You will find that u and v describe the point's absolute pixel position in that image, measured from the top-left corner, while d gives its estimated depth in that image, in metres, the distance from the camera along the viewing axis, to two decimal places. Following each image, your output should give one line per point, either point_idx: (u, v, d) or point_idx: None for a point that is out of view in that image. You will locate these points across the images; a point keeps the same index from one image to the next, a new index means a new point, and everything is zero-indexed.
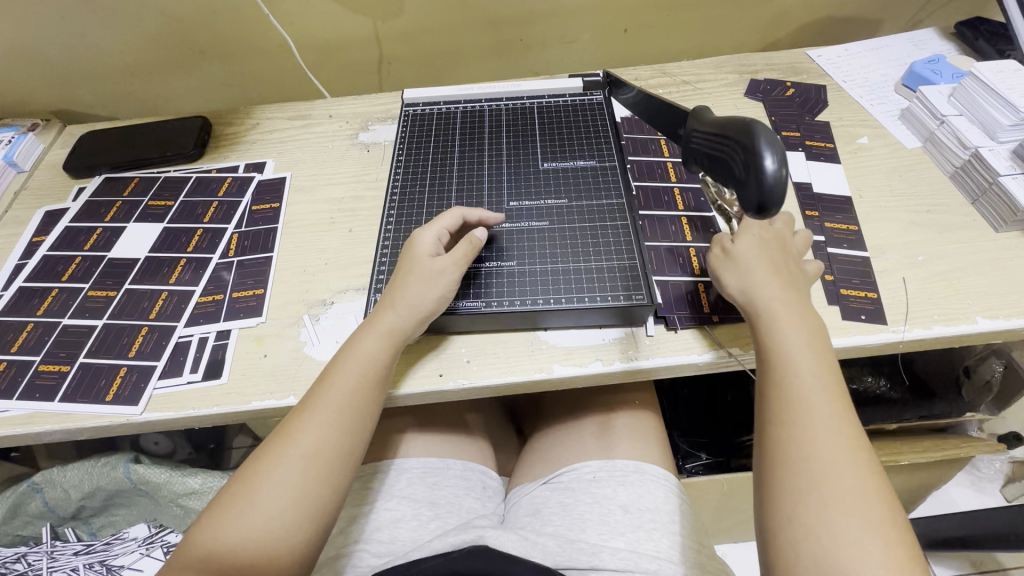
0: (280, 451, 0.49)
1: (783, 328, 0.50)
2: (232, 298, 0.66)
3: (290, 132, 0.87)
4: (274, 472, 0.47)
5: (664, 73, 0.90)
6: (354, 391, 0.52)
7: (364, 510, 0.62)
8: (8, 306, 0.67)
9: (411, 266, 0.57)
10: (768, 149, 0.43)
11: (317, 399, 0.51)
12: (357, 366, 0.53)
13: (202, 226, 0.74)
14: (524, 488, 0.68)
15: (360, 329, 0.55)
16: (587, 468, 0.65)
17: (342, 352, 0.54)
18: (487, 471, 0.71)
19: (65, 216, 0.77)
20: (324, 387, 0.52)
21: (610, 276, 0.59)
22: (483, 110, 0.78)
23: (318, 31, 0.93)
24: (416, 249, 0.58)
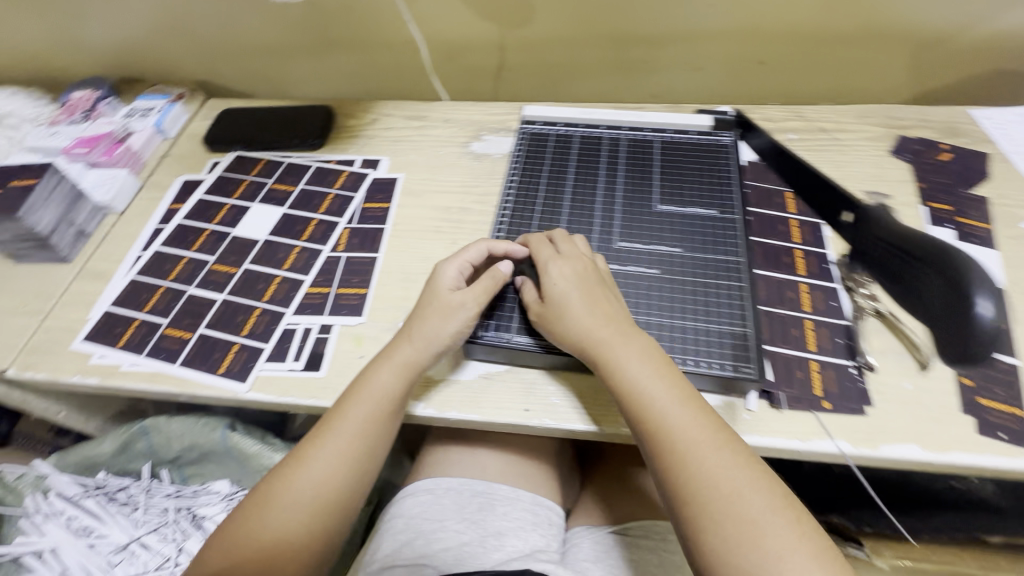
0: (298, 466, 0.55)
1: (645, 381, 0.52)
2: (337, 293, 0.69)
3: (407, 132, 0.89)
4: (297, 484, 0.54)
5: (799, 116, 0.84)
6: (370, 417, 0.56)
7: (435, 525, 0.65)
8: (146, 268, 0.74)
9: (436, 302, 0.60)
10: (979, 295, 0.53)
11: (336, 417, 0.56)
12: (371, 401, 0.56)
13: (318, 217, 0.78)
14: (588, 532, 0.69)
15: (375, 361, 0.59)
16: (658, 527, 0.68)
17: (359, 377, 0.58)
18: (554, 506, 0.71)
19: (201, 188, 0.84)
20: (342, 406, 0.57)
21: (719, 342, 0.56)
22: (602, 137, 0.76)
23: (446, 33, 0.93)
24: (439, 282, 0.61)
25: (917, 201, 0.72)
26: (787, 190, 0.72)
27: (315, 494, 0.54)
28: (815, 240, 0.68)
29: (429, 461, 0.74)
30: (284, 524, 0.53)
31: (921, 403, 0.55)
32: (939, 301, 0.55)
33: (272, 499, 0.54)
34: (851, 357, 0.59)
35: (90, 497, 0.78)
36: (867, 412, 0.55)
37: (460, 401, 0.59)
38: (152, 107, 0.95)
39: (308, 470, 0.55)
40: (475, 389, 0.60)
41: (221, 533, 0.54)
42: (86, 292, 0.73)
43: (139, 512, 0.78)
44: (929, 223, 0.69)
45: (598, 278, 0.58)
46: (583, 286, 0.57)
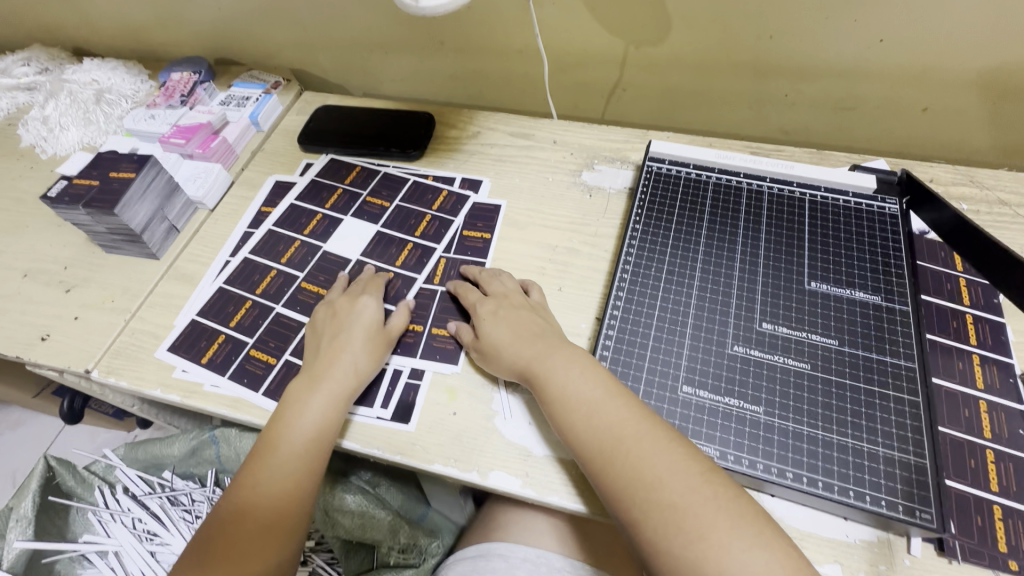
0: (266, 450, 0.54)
1: (579, 385, 0.51)
2: (430, 333, 0.64)
3: (512, 152, 0.82)
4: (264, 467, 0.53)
5: (972, 181, 0.71)
6: (337, 391, 0.56)
7: None
8: (235, 276, 0.71)
9: (342, 308, 0.63)
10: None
11: (297, 396, 0.56)
12: (312, 415, 0.55)
13: (414, 241, 0.72)
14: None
15: (310, 379, 0.57)
16: None
17: (311, 361, 0.59)
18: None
19: (293, 192, 0.79)
20: (302, 387, 0.57)
21: (888, 471, 0.47)
22: (742, 189, 0.66)
23: (564, 43, 0.85)
24: (355, 312, 0.62)
25: None
26: (962, 276, 0.62)
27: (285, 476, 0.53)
28: (997, 345, 0.57)
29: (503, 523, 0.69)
30: (254, 511, 0.51)
31: None
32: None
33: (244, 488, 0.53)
34: None
35: (156, 497, 0.77)
36: None
37: (565, 486, 0.52)
38: (249, 97, 0.91)
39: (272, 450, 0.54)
40: (580, 474, 0.53)
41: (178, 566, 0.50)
42: (172, 295, 0.70)
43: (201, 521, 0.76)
44: None
45: (529, 309, 0.60)
46: (516, 311, 0.59)
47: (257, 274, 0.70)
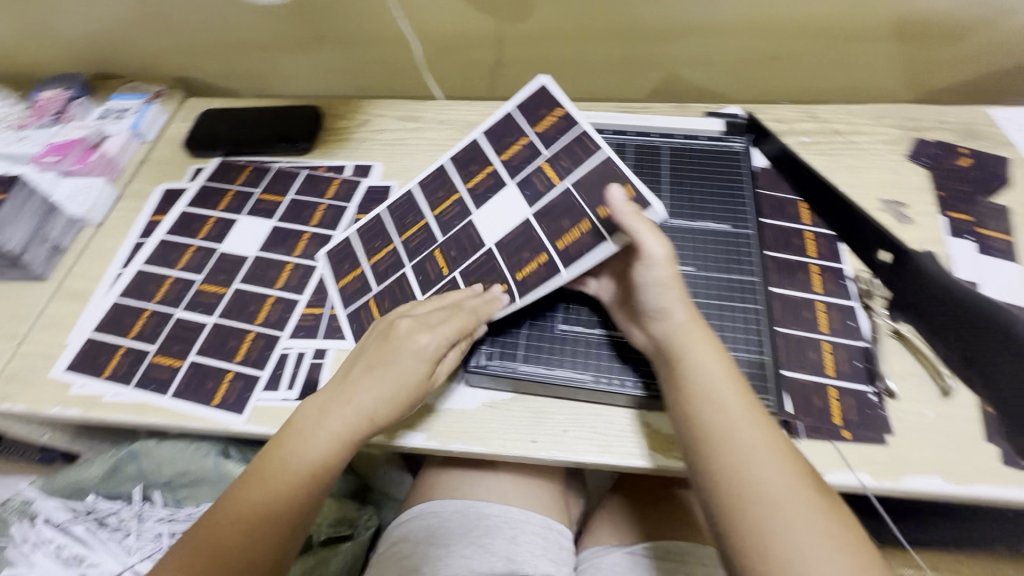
0: (270, 462, 0.52)
1: (721, 388, 0.47)
2: (331, 315, 0.65)
3: (401, 135, 0.84)
4: (261, 481, 0.52)
5: (812, 116, 0.80)
6: (356, 421, 0.53)
7: (444, 554, 0.64)
8: (331, 265, 0.68)
9: (399, 333, 0.54)
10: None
11: (313, 412, 0.54)
12: (323, 438, 0.52)
13: (592, 219, 0.56)
14: (607, 552, 0.68)
15: (330, 402, 0.54)
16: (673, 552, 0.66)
17: (348, 376, 0.55)
18: (564, 529, 0.70)
19: (450, 173, 0.68)
20: (320, 404, 0.54)
21: (736, 370, 0.54)
22: (608, 143, 0.72)
23: (440, 26, 0.88)
24: (403, 342, 0.53)
25: (936, 210, 0.69)
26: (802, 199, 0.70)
27: (283, 499, 0.52)
28: (831, 253, 0.65)
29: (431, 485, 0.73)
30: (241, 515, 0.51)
31: (945, 431, 0.53)
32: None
33: (240, 491, 0.52)
34: (871, 383, 0.56)
35: (81, 523, 0.76)
36: (888, 442, 0.53)
37: (467, 432, 0.57)
38: (129, 108, 0.89)
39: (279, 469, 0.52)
40: (479, 420, 0.57)
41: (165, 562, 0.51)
42: (64, 314, 0.69)
43: (130, 538, 0.74)
44: (948, 234, 0.66)
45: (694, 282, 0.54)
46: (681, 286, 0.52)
47: (433, 291, 0.61)
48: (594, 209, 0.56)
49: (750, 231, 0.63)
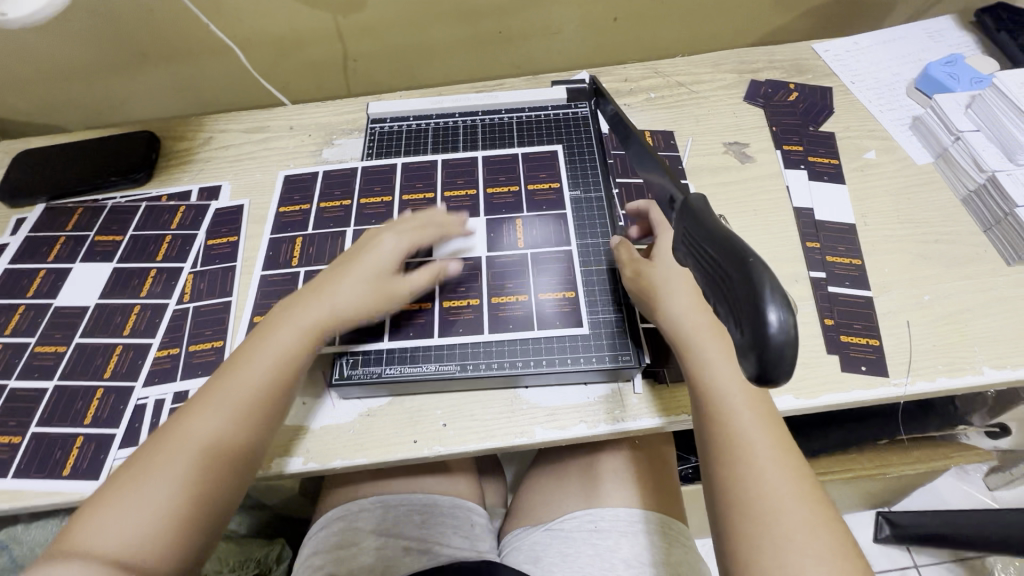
0: (190, 412, 0.48)
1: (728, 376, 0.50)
2: (188, 352, 0.61)
3: (248, 149, 0.79)
4: (218, 390, 0.49)
5: (656, 72, 0.82)
6: (334, 310, 0.54)
7: (354, 547, 0.64)
8: (258, 299, 0.64)
9: (365, 241, 0.59)
10: (770, 291, 0.26)
11: (290, 309, 0.55)
12: (296, 328, 0.53)
13: (531, 299, 0.59)
14: (526, 533, 0.70)
15: (304, 299, 0.55)
16: (588, 516, 0.66)
17: (319, 280, 0.57)
18: (474, 506, 0.72)
19: (354, 177, 0.71)
20: (298, 300, 0.55)
21: (595, 336, 0.57)
22: (458, 127, 0.73)
23: (272, 26, 0.83)
24: (374, 250, 0.57)
25: (772, 146, 0.73)
26: None
27: (265, 388, 0.51)
28: None
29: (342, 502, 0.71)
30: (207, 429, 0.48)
31: None
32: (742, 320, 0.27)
33: (159, 439, 0.47)
34: None
35: None
36: None
37: (344, 445, 0.55)
38: None
39: (203, 414, 0.48)
40: (358, 431, 0.55)
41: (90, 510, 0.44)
42: None
43: None
44: (784, 167, 0.71)
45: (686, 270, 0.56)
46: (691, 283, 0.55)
47: (275, 274, 0.65)
48: (538, 291, 0.60)
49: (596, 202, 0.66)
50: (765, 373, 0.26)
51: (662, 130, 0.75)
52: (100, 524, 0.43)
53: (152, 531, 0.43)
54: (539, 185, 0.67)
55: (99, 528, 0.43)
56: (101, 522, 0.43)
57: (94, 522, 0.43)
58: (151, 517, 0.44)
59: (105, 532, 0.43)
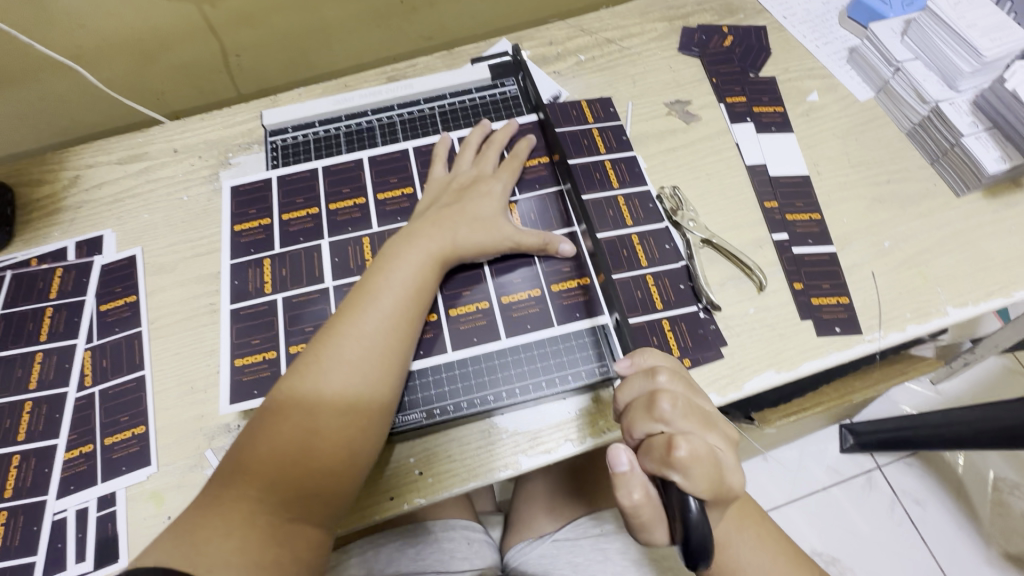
0: (304, 374, 0.45)
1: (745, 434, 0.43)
2: (106, 446, 0.52)
3: (128, 185, 0.67)
4: (328, 363, 0.45)
5: (583, 30, 0.74)
6: (435, 253, 0.51)
7: None
8: (233, 339, 0.52)
9: (467, 177, 0.57)
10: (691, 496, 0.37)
11: (384, 257, 0.50)
12: (398, 280, 0.49)
13: (493, 305, 0.54)
14: (530, 546, 0.64)
15: (400, 240, 0.52)
16: (592, 521, 0.62)
17: (431, 211, 0.54)
18: (469, 523, 0.68)
19: (270, 191, 0.59)
20: (401, 240, 0.52)
21: (566, 345, 0.53)
22: (373, 126, 0.63)
23: (122, 27, 0.68)
24: (470, 181, 0.57)
25: (714, 100, 0.68)
26: (594, 127, 0.66)
27: (371, 364, 0.46)
28: (635, 178, 0.62)
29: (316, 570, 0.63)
30: (315, 416, 0.43)
31: (766, 322, 0.55)
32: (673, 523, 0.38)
33: (274, 407, 0.44)
34: (697, 301, 0.56)
35: None
36: (724, 353, 0.54)
37: None
38: None
39: (317, 380, 0.44)
40: None
41: (201, 515, 0.39)
42: None
43: None
44: (730, 122, 0.66)
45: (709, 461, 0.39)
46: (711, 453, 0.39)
47: (245, 306, 0.53)
48: (548, 282, 0.55)
49: (535, 182, 0.60)
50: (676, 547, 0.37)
51: (599, 97, 0.69)
52: (239, 495, 0.40)
53: (280, 507, 0.40)
54: (528, 162, 0.61)
55: (233, 499, 0.40)
56: (236, 490, 0.40)
57: (225, 494, 0.40)
58: (265, 518, 0.40)
59: (244, 505, 0.40)
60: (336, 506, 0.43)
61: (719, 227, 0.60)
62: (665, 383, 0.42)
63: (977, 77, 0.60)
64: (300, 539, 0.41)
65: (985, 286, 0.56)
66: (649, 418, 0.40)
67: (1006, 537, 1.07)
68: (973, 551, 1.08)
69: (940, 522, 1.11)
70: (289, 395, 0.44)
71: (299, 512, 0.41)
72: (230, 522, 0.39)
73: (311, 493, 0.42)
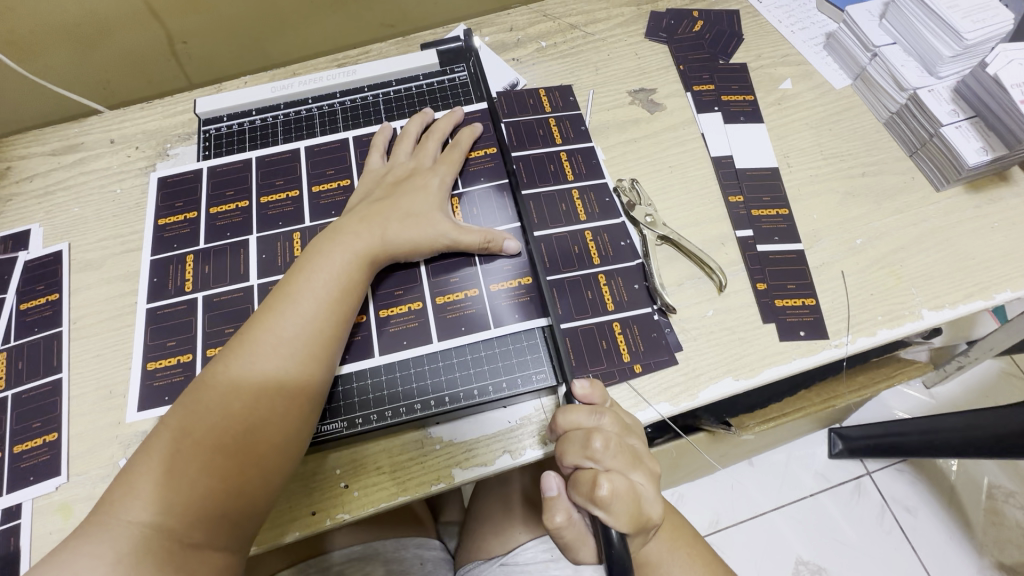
0: (212, 383, 0.41)
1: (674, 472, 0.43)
2: (14, 454, 0.49)
3: (60, 177, 0.63)
4: (236, 371, 0.41)
5: (545, 14, 0.70)
6: (363, 251, 0.47)
7: None
8: (147, 342, 0.48)
9: (403, 170, 0.53)
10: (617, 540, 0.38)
11: (308, 254, 0.47)
12: (321, 279, 0.45)
13: (428, 305, 0.50)
14: (477, 569, 0.59)
15: (327, 236, 0.48)
16: (544, 545, 0.57)
17: (361, 207, 0.50)
18: (421, 541, 0.65)
19: (200, 182, 0.56)
20: (327, 237, 0.48)
21: (505, 349, 0.49)
22: (312, 115, 0.59)
23: (55, 11, 0.65)
24: (406, 174, 0.53)
25: (680, 88, 0.64)
26: (551, 116, 0.62)
27: (286, 371, 0.42)
28: (591, 170, 0.58)
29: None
30: (219, 429, 0.39)
31: (725, 325, 0.51)
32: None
33: (176, 419, 0.40)
34: (651, 302, 0.52)
35: None
36: (678, 359, 0.50)
37: None
38: None
39: (226, 390, 0.41)
40: None
41: (87, 542, 0.36)
42: None
43: None
44: (696, 111, 0.62)
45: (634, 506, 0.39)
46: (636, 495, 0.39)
47: (163, 306, 0.50)
48: (488, 281, 0.51)
49: (481, 173, 0.56)
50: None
51: (558, 85, 0.65)
52: (130, 519, 0.37)
53: (177, 533, 0.37)
54: (475, 153, 0.57)
55: (123, 525, 0.37)
56: (126, 513, 0.37)
57: (113, 517, 0.37)
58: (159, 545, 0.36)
59: (134, 530, 0.36)
60: (244, 529, 0.40)
61: (679, 223, 0.56)
62: (603, 423, 0.41)
63: (958, 62, 0.56)
64: (199, 567, 0.37)
65: (964, 287, 0.52)
66: (581, 454, 0.40)
67: (999, 549, 1.03)
68: (967, 561, 1.03)
69: (931, 533, 1.06)
70: (192, 406, 0.40)
71: (200, 536, 0.38)
72: (117, 551, 0.36)
73: (212, 516, 0.38)
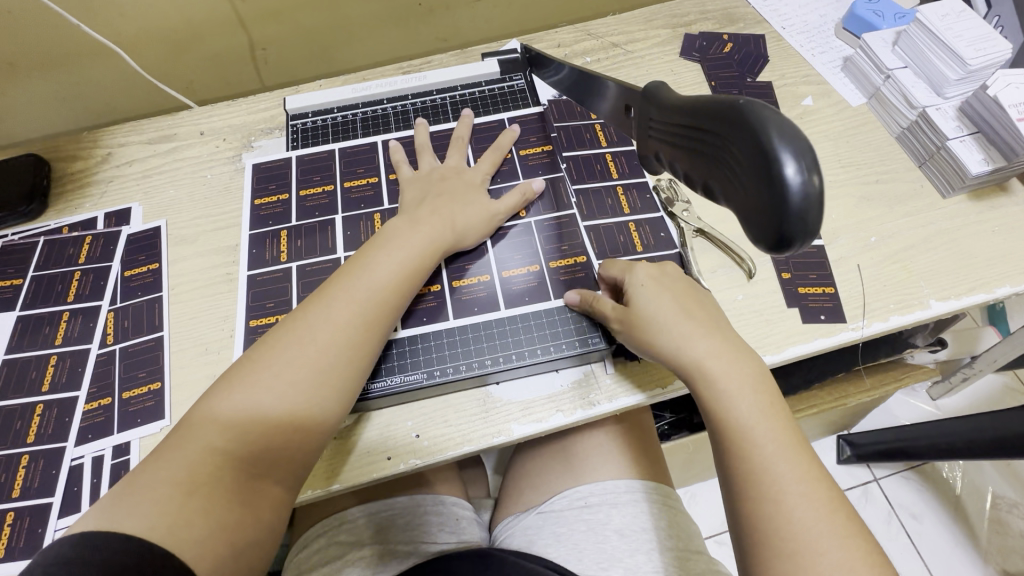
0: (295, 332, 0.46)
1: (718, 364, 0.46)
2: (123, 400, 0.55)
3: (156, 162, 0.71)
4: (315, 325, 0.46)
5: (589, 34, 0.78)
6: (434, 237, 0.54)
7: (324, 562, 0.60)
8: (248, 302, 0.57)
9: (452, 168, 0.60)
10: (789, 162, 0.33)
11: (387, 235, 0.53)
12: (394, 257, 0.51)
13: (494, 278, 0.57)
14: (516, 519, 0.66)
15: (401, 221, 0.55)
16: (578, 493, 0.63)
17: (425, 199, 0.57)
18: (457, 500, 0.70)
19: (290, 169, 0.64)
20: (402, 224, 0.54)
21: (558, 322, 0.55)
22: (387, 113, 0.67)
23: (161, 19, 0.73)
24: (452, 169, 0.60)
25: None
26: (597, 122, 0.68)
27: (358, 332, 0.47)
28: (633, 170, 0.65)
29: (306, 538, 0.65)
30: (298, 373, 0.44)
31: (754, 308, 0.58)
32: (752, 181, 0.35)
33: (258, 359, 0.45)
34: None
35: None
36: None
37: (316, 475, 0.50)
38: None
39: (307, 336, 0.46)
40: (331, 450, 0.51)
41: (171, 459, 0.40)
42: None
43: None
44: None
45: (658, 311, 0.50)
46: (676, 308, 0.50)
47: (263, 273, 0.58)
48: (547, 259, 0.58)
49: (537, 167, 0.64)
50: (784, 248, 0.35)
51: None
52: (207, 442, 0.41)
53: (247, 463, 0.41)
54: (530, 150, 0.65)
55: (203, 449, 0.41)
56: (205, 436, 0.41)
57: (192, 440, 0.41)
58: (230, 469, 0.41)
59: (210, 454, 0.41)
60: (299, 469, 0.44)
61: (713, 219, 0.63)
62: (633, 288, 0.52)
63: (963, 85, 0.64)
64: (260, 499, 0.42)
65: (968, 282, 0.58)
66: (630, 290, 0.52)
67: (1004, 555, 1.06)
68: (973, 566, 1.06)
69: (937, 536, 1.10)
70: (273, 349, 0.45)
71: (264, 470, 0.42)
72: (196, 471, 0.40)
73: (279, 450, 0.43)
